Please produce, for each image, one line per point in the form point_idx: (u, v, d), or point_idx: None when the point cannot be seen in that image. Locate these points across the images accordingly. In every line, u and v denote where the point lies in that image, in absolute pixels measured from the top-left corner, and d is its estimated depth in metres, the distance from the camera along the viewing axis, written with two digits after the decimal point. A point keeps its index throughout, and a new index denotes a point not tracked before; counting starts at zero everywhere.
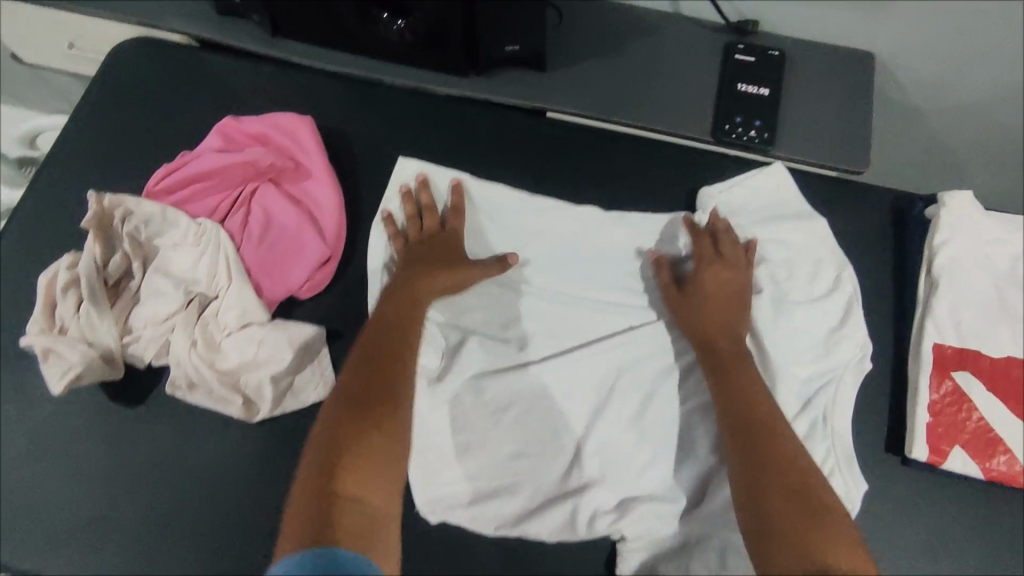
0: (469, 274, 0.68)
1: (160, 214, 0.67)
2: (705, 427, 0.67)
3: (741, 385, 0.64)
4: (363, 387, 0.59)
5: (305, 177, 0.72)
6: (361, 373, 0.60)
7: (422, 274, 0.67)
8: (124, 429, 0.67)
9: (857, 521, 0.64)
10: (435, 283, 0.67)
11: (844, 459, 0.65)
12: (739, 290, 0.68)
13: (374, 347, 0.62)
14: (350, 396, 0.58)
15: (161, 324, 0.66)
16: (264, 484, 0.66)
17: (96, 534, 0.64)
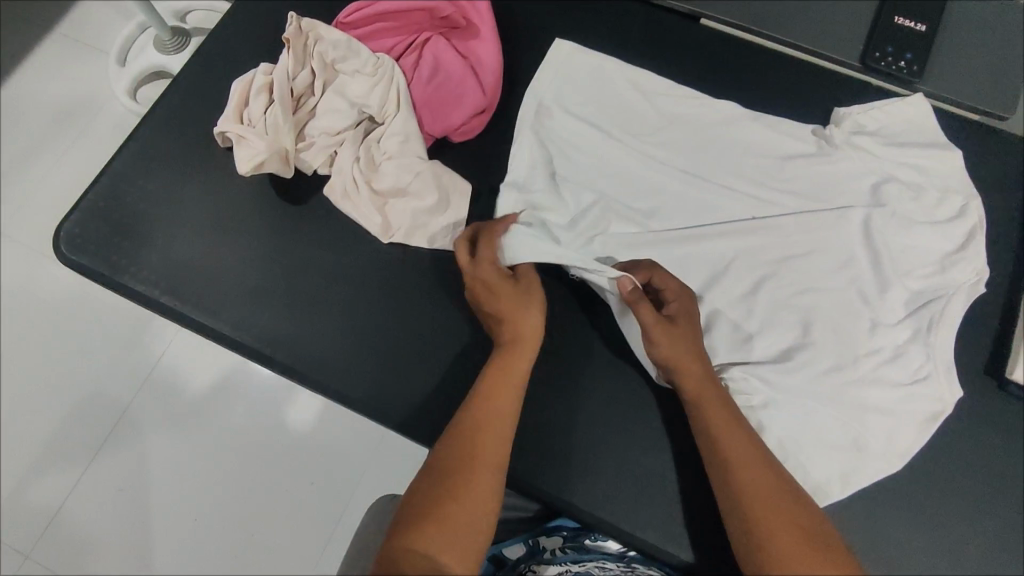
0: (529, 285, 0.66)
1: (346, 43, 0.76)
2: (807, 316, 0.71)
3: (709, 404, 0.62)
4: (508, 392, 0.63)
5: (473, 37, 0.80)
6: (508, 377, 0.63)
7: (506, 307, 0.65)
8: (288, 219, 0.76)
9: (943, 420, 0.68)
10: (522, 315, 0.65)
11: (941, 368, 0.69)
12: (689, 349, 0.64)
13: (513, 344, 0.64)
14: (506, 388, 0.63)
15: (332, 137, 0.76)
16: (402, 287, 0.74)
17: (254, 302, 0.73)
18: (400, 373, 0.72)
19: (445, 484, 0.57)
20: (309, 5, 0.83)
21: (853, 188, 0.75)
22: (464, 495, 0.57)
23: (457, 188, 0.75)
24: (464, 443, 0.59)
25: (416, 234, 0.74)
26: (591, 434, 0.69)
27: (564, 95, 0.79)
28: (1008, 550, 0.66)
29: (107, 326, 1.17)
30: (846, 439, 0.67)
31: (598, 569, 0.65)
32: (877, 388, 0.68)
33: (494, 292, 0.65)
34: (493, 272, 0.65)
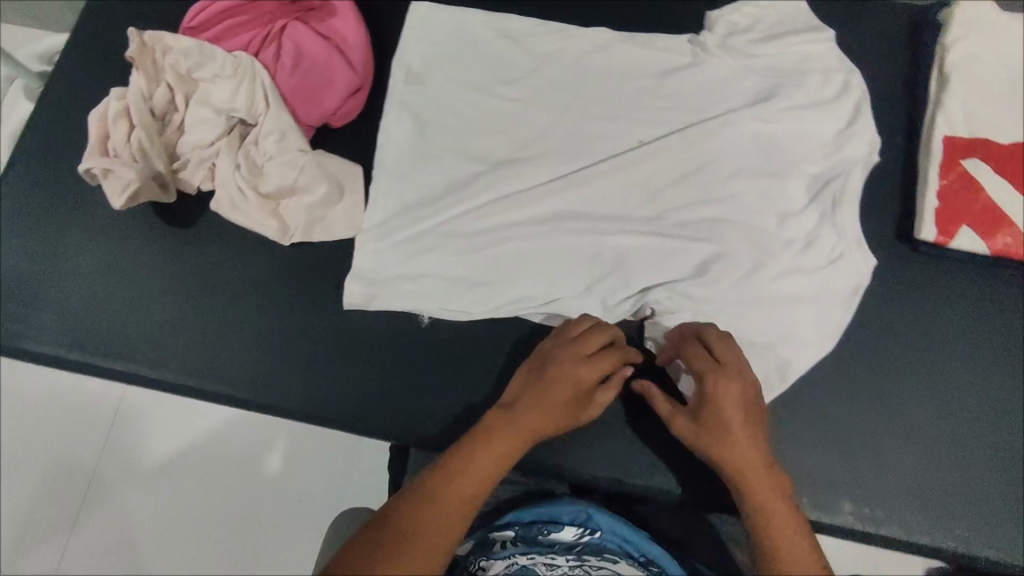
0: (592, 404, 0.63)
1: (197, 49, 0.72)
2: (714, 225, 0.71)
3: (759, 495, 0.56)
4: (487, 459, 0.58)
5: (330, 15, 0.76)
6: (497, 447, 0.59)
7: (550, 400, 0.61)
8: (180, 244, 0.72)
9: (862, 294, 0.69)
10: (545, 411, 0.61)
11: (855, 245, 0.70)
12: (746, 443, 0.57)
13: (523, 415, 0.60)
14: (504, 437, 0.59)
15: (207, 149, 0.72)
16: (313, 286, 0.72)
17: (166, 335, 0.70)
18: (332, 372, 0.70)
19: (413, 515, 0.54)
20: (151, 13, 0.78)
21: (741, 90, 0.75)
22: (414, 530, 0.53)
23: (347, 175, 0.73)
24: (446, 475, 0.57)
25: (316, 229, 0.72)
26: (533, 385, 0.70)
27: (433, 58, 0.77)
28: (944, 401, 0.67)
29: (36, 399, 1.04)
30: (779, 334, 0.68)
31: (545, 566, 0.62)
32: (795, 278, 0.69)
33: (565, 385, 0.62)
34: (590, 376, 0.62)
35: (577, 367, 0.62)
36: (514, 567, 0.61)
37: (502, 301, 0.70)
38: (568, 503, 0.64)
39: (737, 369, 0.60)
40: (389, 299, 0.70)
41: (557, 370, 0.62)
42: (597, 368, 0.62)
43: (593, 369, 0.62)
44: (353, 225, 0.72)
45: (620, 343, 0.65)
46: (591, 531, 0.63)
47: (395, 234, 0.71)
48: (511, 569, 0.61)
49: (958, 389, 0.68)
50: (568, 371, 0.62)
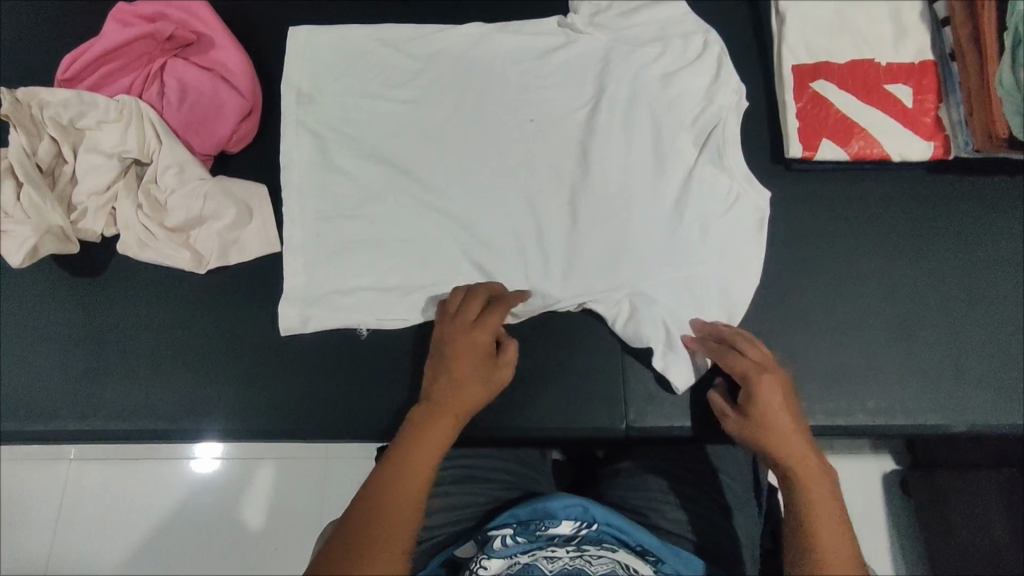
0: (503, 364, 0.65)
1: (76, 99, 0.72)
2: (608, 180, 0.76)
3: (788, 457, 0.59)
4: (425, 458, 0.59)
5: (209, 47, 0.78)
6: (434, 438, 0.59)
7: (466, 373, 0.62)
8: (91, 293, 0.71)
9: (762, 227, 0.75)
10: (468, 380, 0.62)
11: (739, 174, 0.76)
12: (779, 418, 0.61)
13: (450, 401, 0.61)
14: (435, 428, 0.60)
15: (103, 194, 0.71)
16: (239, 309, 0.72)
17: (92, 387, 0.69)
18: (273, 385, 0.70)
19: (365, 524, 0.55)
20: (20, 74, 0.77)
21: (610, 59, 0.81)
22: (372, 538, 0.54)
23: (251, 195, 0.73)
24: (388, 476, 0.57)
25: (230, 252, 0.72)
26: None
27: (319, 75, 0.80)
28: (841, 298, 0.74)
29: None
30: (686, 266, 0.74)
31: (546, 560, 0.61)
32: (691, 214, 0.75)
33: (470, 355, 0.63)
34: (487, 339, 0.64)
35: (470, 334, 0.64)
36: (516, 566, 0.61)
37: (427, 287, 0.73)
38: (564, 498, 0.66)
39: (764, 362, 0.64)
40: (316, 306, 0.71)
41: (457, 350, 0.63)
42: (484, 326, 0.65)
43: (482, 329, 0.64)
44: (269, 240, 0.73)
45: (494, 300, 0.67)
46: (588, 525, 0.65)
47: (312, 245, 0.73)
48: (513, 566, 0.61)
49: (853, 284, 0.74)
50: (469, 344, 0.64)
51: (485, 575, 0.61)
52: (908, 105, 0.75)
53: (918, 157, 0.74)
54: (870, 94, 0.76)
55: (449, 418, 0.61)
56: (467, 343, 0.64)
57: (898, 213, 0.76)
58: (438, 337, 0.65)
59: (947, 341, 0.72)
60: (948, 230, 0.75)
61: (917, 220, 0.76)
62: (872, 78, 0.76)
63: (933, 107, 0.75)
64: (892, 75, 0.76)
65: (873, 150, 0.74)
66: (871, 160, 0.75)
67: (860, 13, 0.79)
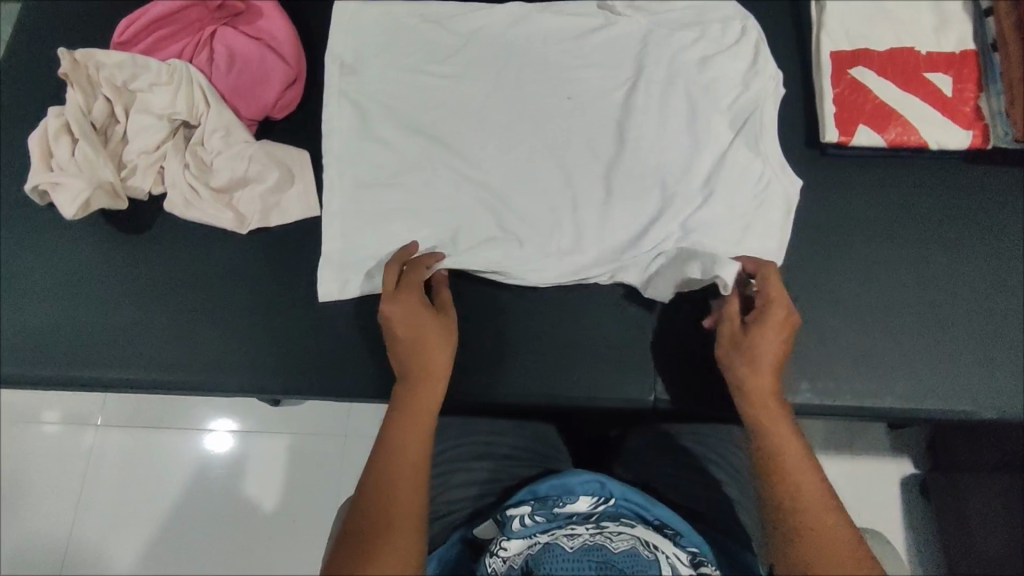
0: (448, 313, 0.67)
1: (130, 61, 0.75)
2: (642, 156, 0.77)
3: (769, 415, 0.62)
4: (413, 434, 0.61)
5: (256, 16, 0.80)
6: (421, 403, 0.62)
7: (424, 347, 0.64)
8: (137, 249, 0.74)
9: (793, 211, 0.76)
10: (425, 341, 0.64)
11: (772, 158, 0.76)
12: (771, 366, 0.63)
13: (419, 382, 0.63)
14: (418, 394, 0.62)
15: (152, 153, 0.74)
16: (277, 271, 0.74)
17: (132, 340, 0.71)
18: (304, 347, 0.72)
19: (378, 492, 0.57)
20: (77, 37, 0.80)
21: (647, 42, 0.82)
22: (387, 502, 0.57)
23: (293, 160, 0.75)
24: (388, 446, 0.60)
25: (271, 215, 0.74)
26: (503, 327, 0.75)
27: (363, 48, 0.82)
28: (871, 284, 0.74)
29: (28, 449, 1.06)
30: (717, 241, 0.74)
31: (565, 538, 0.60)
32: (724, 193, 0.75)
33: (415, 318, 0.64)
34: (419, 297, 0.66)
35: (407, 301, 0.65)
36: (536, 546, 0.60)
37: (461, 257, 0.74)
38: (582, 474, 0.67)
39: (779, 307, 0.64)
40: (353, 270, 0.73)
41: (399, 319, 0.64)
42: (414, 288, 0.66)
43: (408, 292, 0.66)
44: (308, 206, 0.75)
45: (409, 264, 0.69)
46: (605, 500, 0.66)
47: (350, 211, 0.75)
48: (533, 546, 0.60)
49: (884, 271, 0.74)
50: (410, 313, 0.64)
51: (505, 556, 0.61)
52: (947, 94, 0.75)
53: (956, 145, 0.74)
54: (909, 82, 0.76)
55: (424, 388, 0.63)
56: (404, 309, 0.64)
57: (933, 203, 0.76)
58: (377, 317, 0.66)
59: (977, 332, 0.72)
60: (983, 221, 0.75)
61: (952, 210, 0.75)
62: (911, 66, 0.76)
63: (973, 96, 0.75)
64: (931, 63, 0.76)
65: (910, 137, 0.74)
66: (907, 147, 0.75)
67: (902, 1, 0.79)
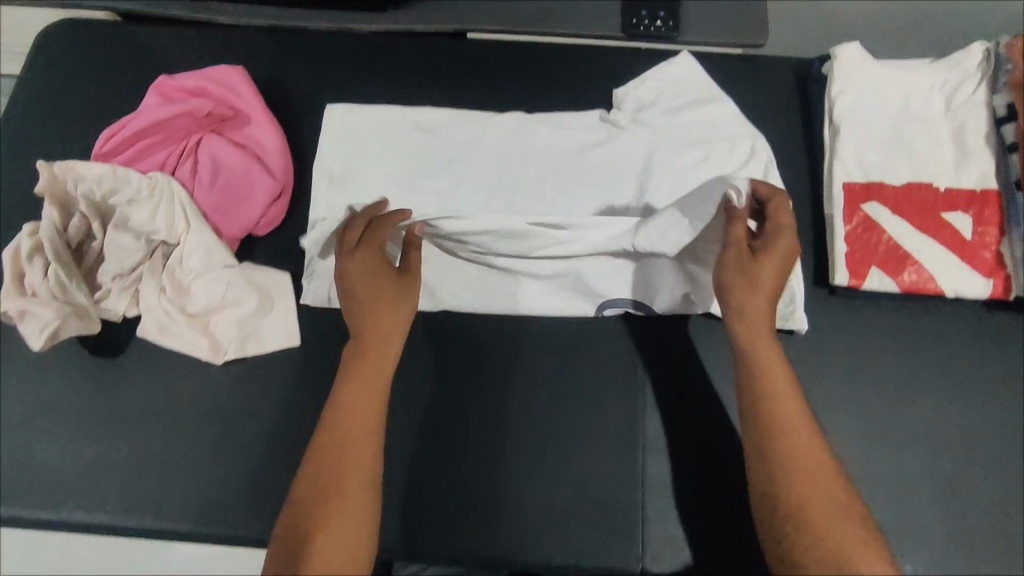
0: (412, 275, 0.70)
1: (111, 174, 0.70)
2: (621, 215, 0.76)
3: (762, 360, 0.64)
4: (368, 392, 0.65)
5: (245, 123, 0.76)
6: (371, 364, 0.66)
7: (378, 316, 0.67)
8: (109, 376, 0.71)
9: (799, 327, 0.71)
10: (379, 303, 0.67)
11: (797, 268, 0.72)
12: (766, 298, 0.65)
13: (375, 342, 0.67)
14: (372, 357, 0.66)
15: (128, 275, 0.71)
16: (249, 405, 0.70)
17: (100, 476, 0.69)
18: (276, 490, 0.68)
19: (330, 450, 0.62)
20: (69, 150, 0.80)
21: (648, 159, 0.78)
22: (337, 462, 0.61)
23: (275, 287, 0.72)
24: (340, 409, 0.64)
25: (249, 342, 0.71)
26: (498, 482, 0.70)
27: (353, 159, 0.78)
28: (877, 439, 0.70)
29: None
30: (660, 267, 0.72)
31: None
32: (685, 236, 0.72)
33: (374, 282, 0.68)
34: (376, 257, 0.68)
35: (364, 258, 0.68)
36: None
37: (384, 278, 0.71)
38: None
39: (775, 244, 0.65)
40: None
41: (357, 277, 0.67)
42: (377, 246, 0.68)
43: (366, 251, 0.68)
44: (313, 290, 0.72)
45: (375, 221, 0.69)
46: None
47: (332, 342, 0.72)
48: None
49: (892, 424, 0.70)
50: (365, 274, 0.67)
51: None
52: (966, 237, 0.71)
53: (975, 294, 0.70)
54: (926, 223, 0.71)
55: (378, 345, 0.67)
56: (363, 271, 0.67)
57: (946, 351, 0.72)
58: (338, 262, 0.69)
59: (986, 497, 0.69)
60: (995, 373, 0.71)
61: (966, 360, 0.72)
62: (929, 205, 0.72)
63: (994, 241, 0.71)
64: (951, 202, 0.72)
65: (924, 283, 0.70)
66: (921, 293, 0.71)
67: (920, 132, 0.75)
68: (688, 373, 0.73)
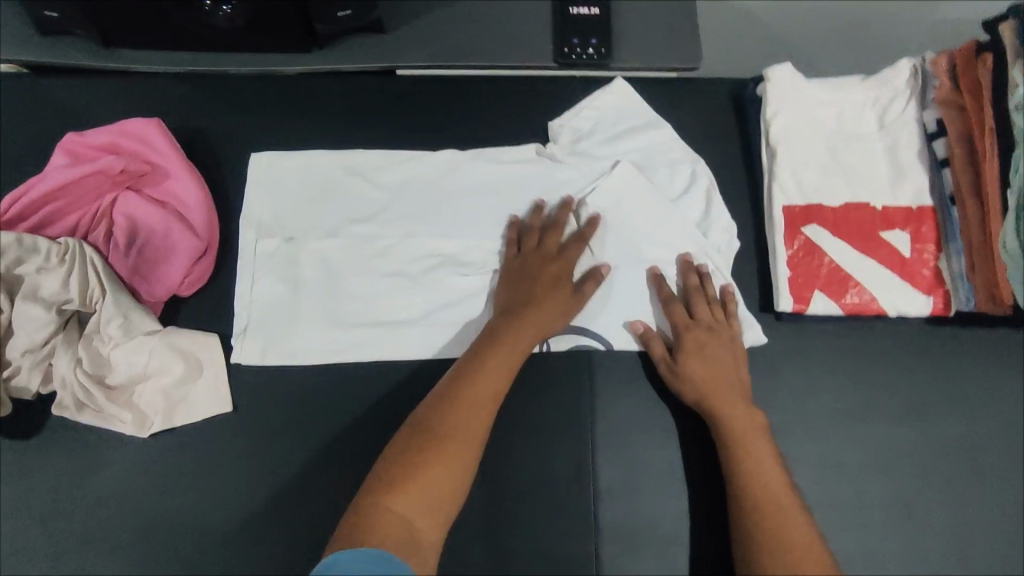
0: (589, 287, 0.71)
1: (16, 243, 0.66)
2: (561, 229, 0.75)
3: (739, 438, 0.65)
4: (503, 366, 0.65)
5: (164, 177, 0.73)
6: (513, 347, 0.66)
7: (538, 310, 0.68)
8: (27, 456, 0.67)
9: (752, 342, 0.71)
10: (546, 299, 0.69)
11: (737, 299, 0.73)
12: (719, 386, 0.67)
13: (524, 326, 0.67)
14: (517, 336, 0.67)
15: (40, 349, 0.66)
16: (179, 478, 0.67)
17: (25, 563, 0.65)
18: (214, 563, 0.65)
19: (454, 401, 0.62)
20: None
21: (581, 201, 0.76)
22: (456, 417, 0.61)
23: (201, 350, 0.69)
24: (472, 367, 0.64)
25: (177, 411, 0.68)
26: (452, 545, 0.67)
27: (282, 209, 0.75)
28: (831, 464, 0.69)
29: None
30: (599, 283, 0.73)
31: None
32: (618, 247, 0.74)
33: (547, 276, 0.70)
34: (557, 254, 0.72)
35: (548, 266, 0.71)
36: None
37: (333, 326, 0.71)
38: None
39: (699, 337, 0.68)
40: (271, 474, 0.67)
41: (539, 269, 0.71)
42: (569, 257, 0.72)
43: (563, 258, 0.71)
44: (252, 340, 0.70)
45: (549, 223, 0.74)
46: None
47: (267, 404, 0.69)
48: None
49: (845, 448, 0.70)
50: (541, 267, 0.71)
51: None
52: (906, 254, 0.71)
53: (917, 312, 0.70)
54: (866, 243, 0.71)
55: (527, 333, 0.67)
56: (554, 263, 0.71)
57: (895, 370, 0.71)
58: (513, 252, 0.73)
59: (939, 516, 0.68)
60: (943, 389, 0.71)
61: (914, 378, 0.71)
62: (867, 224, 0.72)
63: (933, 257, 0.71)
64: (888, 221, 0.72)
65: (867, 305, 0.70)
66: (865, 313, 0.70)
67: (855, 153, 0.75)
68: (638, 411, 0.71)
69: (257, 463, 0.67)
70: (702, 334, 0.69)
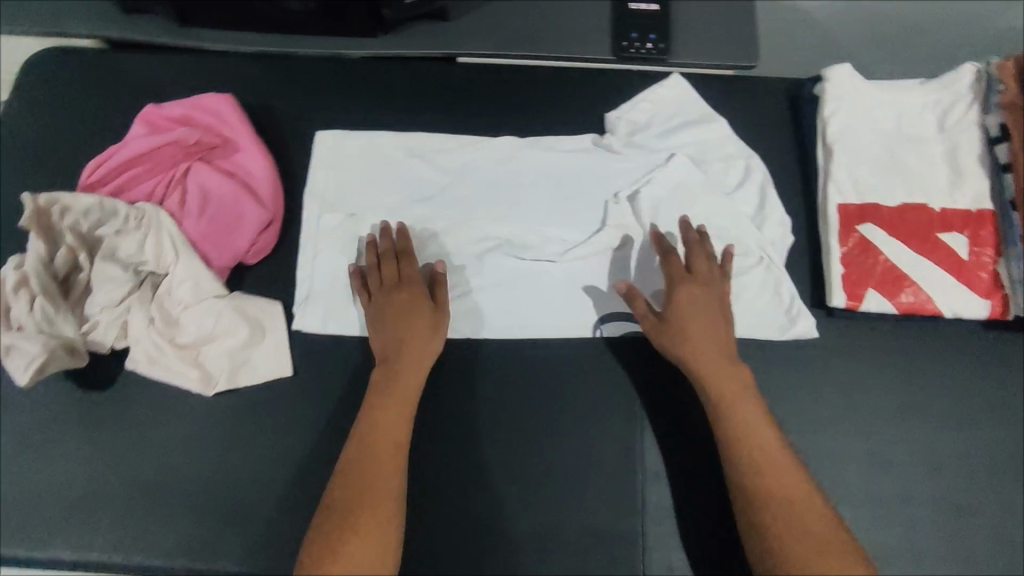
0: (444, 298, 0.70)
1: (98, 207, 0.69)
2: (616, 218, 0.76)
3: (748, 426, 0.64)
4: (394, 416, 0.66)
5: (234, 150, 0.76)
6: (397, 394, 0.66)
7: (410, 344, 0.68)
8: (99, 409, 0.71)
9: (806, 335, 0.71)
10: (412, 325, 0.68)
11: (791, 292, 0.73)
12: (719, 362, 0.66)
13: (400, 368, 0.67)
14: (397, 379, 0.67)
15: (116, 307, 0.70)
16: (239, 437, 0.70)
17: (92, 510, 0.69)
18: (269, 520, 0.68)
19: (358, 471, 0.63)
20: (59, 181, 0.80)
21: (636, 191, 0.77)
22: (363, 486, 0.63)
23: (264, 315, 0.72)
24: (365, 432, 0.65)
25: (240, 372, 0.71)
26: (497, 517, 0.69)
27: (346, 185, 0.78)
28: (877, 460, 0.69)
29: None
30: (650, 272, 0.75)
31: None
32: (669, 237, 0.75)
33: (403, 304, 0.69)
34: (411, 278, 0.71)
35: (398, 294, 0.69)
36: None
37: None
38: None
39: (688, 288, 0.68)
40: (326, 437, 0.70)
41: (396, 300, 0.69)
42: (410, 279, 0.70)
43: (410, 282, 0.70)
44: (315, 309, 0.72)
45: (387, 248, 0.72)
46: None
47: (325, 371, 0.72)
48: None
49: (892, 445, 0.69)
50: (389, 301, 0.70)
51: None
52: (963, 257, 0.71)
53: (973, 314, 0.70)
54: (923, 244, 0.71)
55: (406, 368, 0.67)
56: (410, 286, 0.70)
57: (946, 371, 0.71)
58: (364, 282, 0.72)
59: (988, 519, 0.68)
60: (995, 393, 0.71)
61: (965, 380, 0.71)
62: (924, 225, 0.72)
63: (991, 261, 0.71)
64: (946, 222, 0.72)
65: (922, 305, 0.70)
66: (920, 314, 0.70)
67: (913, 153, 0.75)
68: (684, 398, 0.72)
69: (313, 426, 0.70)
70: (698, 287, 0.68)
